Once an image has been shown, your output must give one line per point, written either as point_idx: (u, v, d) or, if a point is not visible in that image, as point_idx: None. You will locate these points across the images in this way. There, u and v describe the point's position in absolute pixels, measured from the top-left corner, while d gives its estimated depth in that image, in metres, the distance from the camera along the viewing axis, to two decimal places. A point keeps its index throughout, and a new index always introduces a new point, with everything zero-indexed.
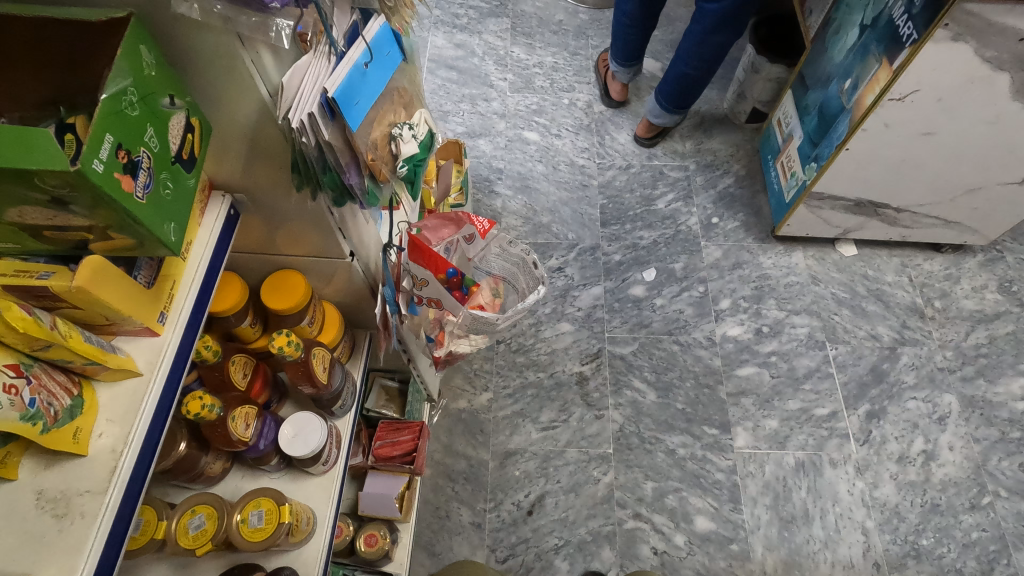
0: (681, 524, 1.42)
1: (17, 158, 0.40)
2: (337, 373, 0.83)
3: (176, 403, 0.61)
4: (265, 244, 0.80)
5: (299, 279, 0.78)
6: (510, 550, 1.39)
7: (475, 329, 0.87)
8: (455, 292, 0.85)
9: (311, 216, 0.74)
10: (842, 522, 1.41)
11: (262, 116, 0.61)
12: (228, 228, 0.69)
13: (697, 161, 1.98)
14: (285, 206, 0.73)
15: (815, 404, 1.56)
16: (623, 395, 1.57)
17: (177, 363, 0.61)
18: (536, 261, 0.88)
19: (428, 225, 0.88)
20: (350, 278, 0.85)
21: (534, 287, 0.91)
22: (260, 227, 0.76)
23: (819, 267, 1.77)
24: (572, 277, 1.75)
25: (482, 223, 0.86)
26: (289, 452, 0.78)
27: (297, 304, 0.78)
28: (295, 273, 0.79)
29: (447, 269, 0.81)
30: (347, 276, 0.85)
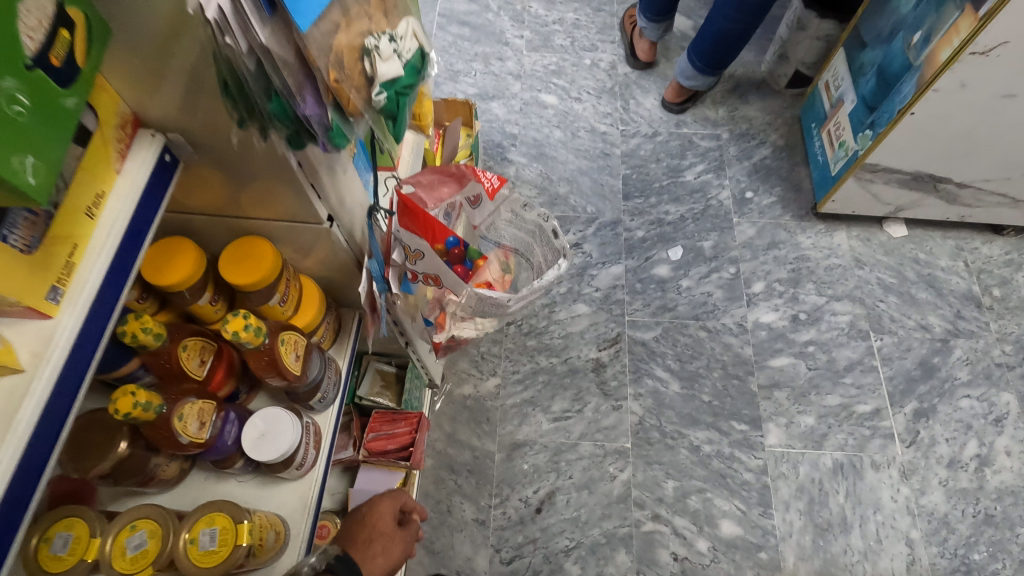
0: (705, 528, 1.29)
1: None
2: (313, 362, 0.70)
3: (74, 402, 0.48)
4: (227, 204, 0.65)
5: (267, 247, 0.64)
6: (516, 550, 1.27)
7: (482, 310, 0.72)
8: (457, 265, 0.71)
9: (272, 164, 0.58)
10: (884, 531, 1.28)
11: (174, 14, 0.45)
12: (158, 179, 0.55)
13: (731, 130, 1.80)
14: (238, 148, 0.58)
15: (856, 401, 1.41)
16: (644, 385, 1.43)
17: (75, 350, 0.48)
18: (557, 229, 0.73)
19: (422, 182, 0.73)
20: (331, 248, 0.71)
21: (553, 261, 0.74)
22: (213, 180, 0.62)
23: (864, 249, 1.60)
24: (590, 254, 1.60)
25: (490, 180, 0.71)
26: (253, 455, 0.65)
27: (264, 278, 0.63)
28: (261, 240, 0.64)
29: (447, 238, 0.66)
30: (328, 243, 0.70)
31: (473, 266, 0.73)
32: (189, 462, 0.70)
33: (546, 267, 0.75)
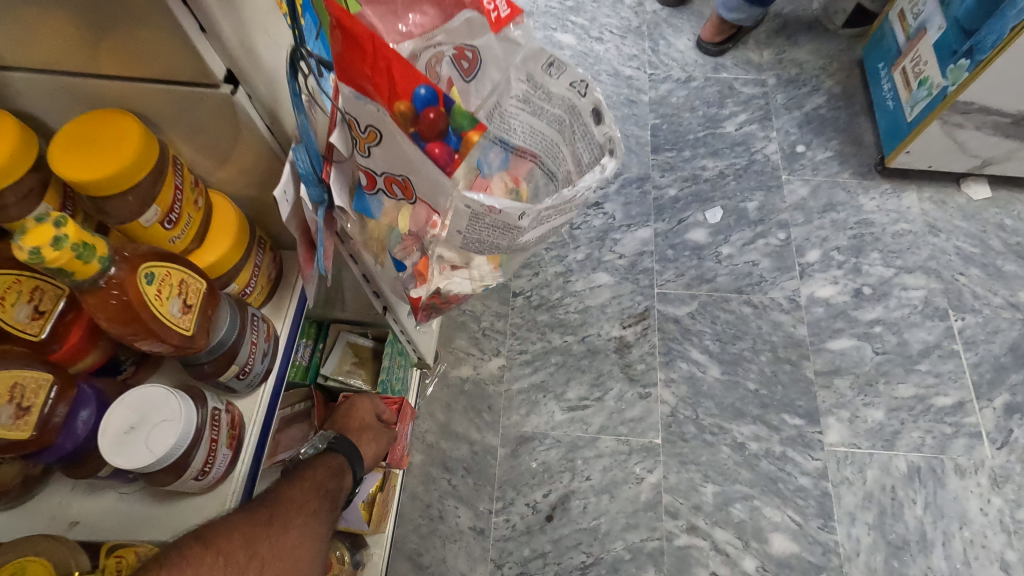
0: (752, 543, 1.06)
1: None
2: (223, 317, 0.46)
3: None
4: (64, 60, 0.39)
5: (132, 126, 0.39)
6: (522, 567, 1.05)
7: (481, 245, 0.50)
8: (436, 146, 0.43)
9: None
10: (973, 552, 1.05)
11: None
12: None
13: (778, 75, 1.54)
14: None
15: (935, 392, 1.17)
16: (677, 369, 1.20)
17: None
18: (601, 106, 0.50)
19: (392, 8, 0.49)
20: (252, 143, 0.46)
21: (591, 164, 0.54)
22: (21, 11, 0.36)
23: (939, 213, 1.35)
24: (613, 214, 1.35)
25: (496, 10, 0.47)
26: (114, 459, 0.41)
27: (125, 174, 0.38)
28: (126, 116, 0.39)
29: (416, 88, 0.39)
30: (242, 136, 0.45)
31: (461, 150, 0.44)
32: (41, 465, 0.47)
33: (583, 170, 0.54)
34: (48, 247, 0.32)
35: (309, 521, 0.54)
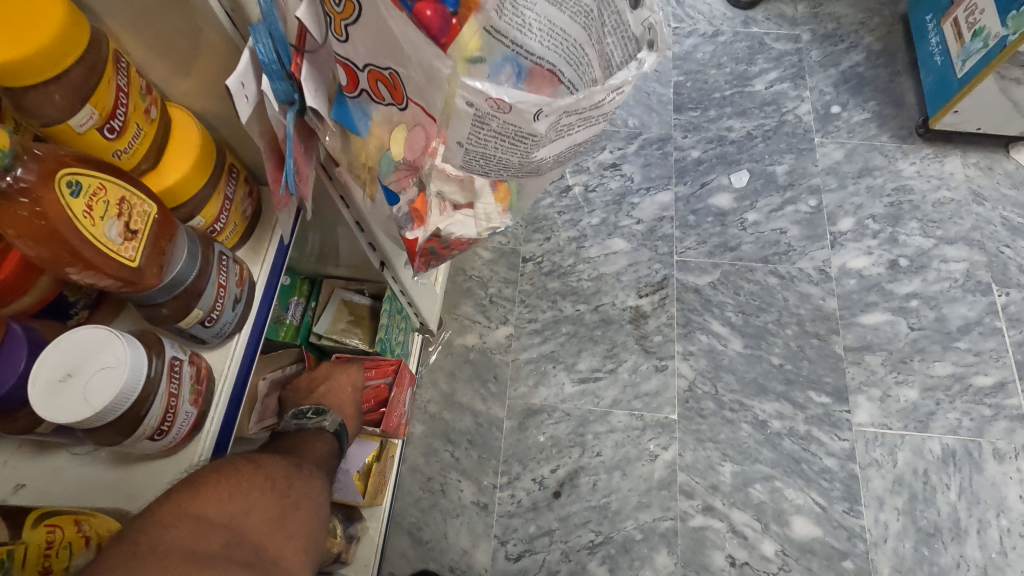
0: (772, 527, 1.00)
1: None
2: (179, 249, 0.39)
3: None
4: None
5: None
6: (527, 544, 0.99)
7: (487, 163, 0.42)
8: (427, 5, 0.33)
9: None
10: (1011, 541, 0.97)
11: None
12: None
13: (812, 30, 1.42)
14: None
15: (974, 371, 1.09)
16: (696, 342, 1.12)
17: None
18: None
19: None
20: (209, 38, 0.38)
21: (623, 65, 0.41)
22: None
23: (985, 180, 1.25)
24: (630, 177, 1.26)
25: None
26: (41, 409, 0.34)
27: (41, 56, 0.31)
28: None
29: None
30: (196, 30, 0.37)
31: (459, 10, 0.36)
32: None
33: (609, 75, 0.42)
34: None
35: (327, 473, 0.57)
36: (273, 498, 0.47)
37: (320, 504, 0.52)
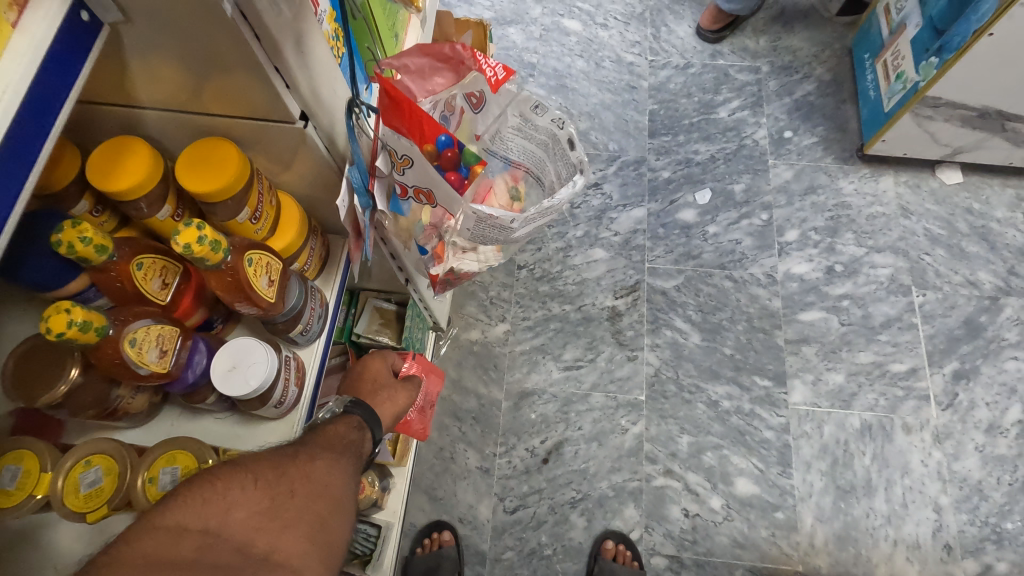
0: (720, 485, 1.23)
1: None
2: (292, 288, 0.62)
3: None
4: (182, 98, 0.53)
5: (231, 149, 0.54)
6: (520, 500, 1.23)
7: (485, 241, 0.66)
8: (449, 173, 0.59)
9: (225, 51, 0.46)
10: (911, 496, 1.21)
11: None
12: (75, 40, 0.40)
13: (772, 62, 1.63)
14: (180, 31, 0.45)
15: (891, 359, 1.31)
16: (662, 335, 1.35)
17: None
18: (572, 138, 0.64)
19: (411, 67, 0.62)
20: (312, 160, 0.61)
21: (568, 179, 0.69)
22: (162, 72, 0.50)
23: (912, 197, 1.46)
24: (610, 195, 1.48)
25: (494, 71, 0.59)
26: (221, 389, 0.57)
27: (228, 189, 0.54)
28: (227, 141, 0.54)
29: (438, 137, 0.55)
30: (307, 156, 0.60)
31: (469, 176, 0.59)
32: (160, 396, 0.64)
33: (558, 187, 0.69)
34: (196, 243, 0.48)
35: (340, 457, 0.63)
36: (258, 493, 0.54)
37: (317, 489, 0.58)
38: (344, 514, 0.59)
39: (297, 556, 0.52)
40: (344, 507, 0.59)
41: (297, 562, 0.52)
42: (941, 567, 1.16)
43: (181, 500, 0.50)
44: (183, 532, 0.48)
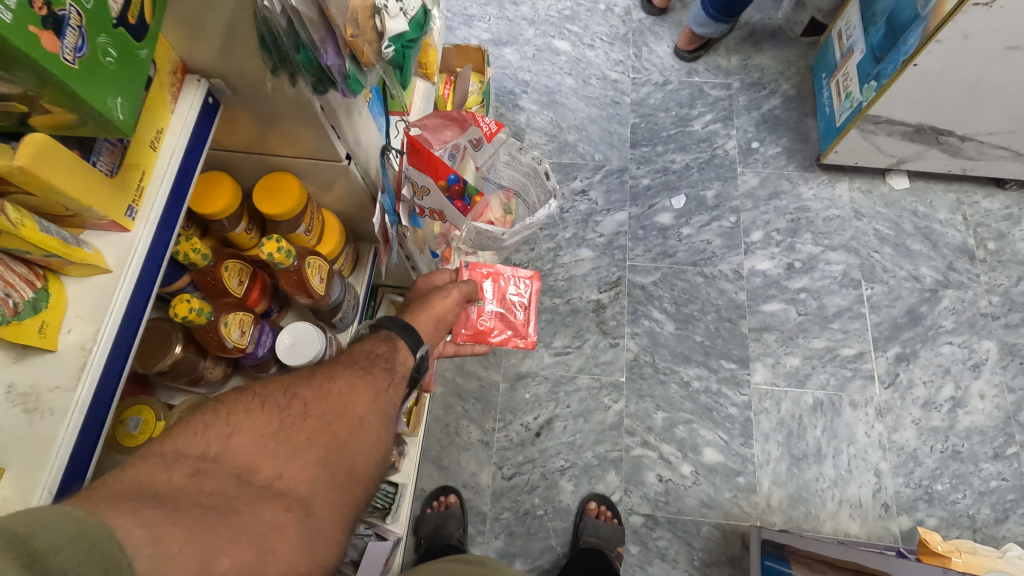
0: (689, 454, 1.41)
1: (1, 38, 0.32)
2: (336, 284, 0.81)
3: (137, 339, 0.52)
4: (258, 143, 0.73)
5: (293, 182, 0.73)
6: (516, 468, 1.41)
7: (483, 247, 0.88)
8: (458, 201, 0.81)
9: (297, 117, 0.66)
10: (855, 462, 1.39)
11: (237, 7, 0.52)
12: (204, 117, 0.59)
13: (742, 79, 1.80)
14: (268, 106, 0.64)
15: (842, 344, 1.49)
16: (641, 325, 1.53)
17: (140, 290, 0.52)
18: (547, 172, 0.86)
19: (429, 125, 0.86)
20: (350, 186, 0.80)
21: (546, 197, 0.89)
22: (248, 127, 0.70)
23: (864, 200, 1.64)
24: (595, 201, 1.66)
25: (488, 125, 0.83)
26: (285, 360, 0.76)
27: (292, 211, 0.73)
28: (290, 175, 0.74)
29: (449, 175, 0.75)
30: (347, 184, 0.80)
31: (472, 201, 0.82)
32: (230, 368, 0.82)
33: (540, 206, 0.92)
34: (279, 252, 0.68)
35: (359, 375, 0.68)
36: (268, 418, 0.58)
37: (330, 412, 0.62)
38: (360, 432, 0.63)
39: (307, 474, 0.55)
40: (360, 425, 0.63)
41: (305, 481, 0.55)
42: (879, 522, 1.34)
43: (182, 429, 0.53)
44: (181, 457, 0.50)
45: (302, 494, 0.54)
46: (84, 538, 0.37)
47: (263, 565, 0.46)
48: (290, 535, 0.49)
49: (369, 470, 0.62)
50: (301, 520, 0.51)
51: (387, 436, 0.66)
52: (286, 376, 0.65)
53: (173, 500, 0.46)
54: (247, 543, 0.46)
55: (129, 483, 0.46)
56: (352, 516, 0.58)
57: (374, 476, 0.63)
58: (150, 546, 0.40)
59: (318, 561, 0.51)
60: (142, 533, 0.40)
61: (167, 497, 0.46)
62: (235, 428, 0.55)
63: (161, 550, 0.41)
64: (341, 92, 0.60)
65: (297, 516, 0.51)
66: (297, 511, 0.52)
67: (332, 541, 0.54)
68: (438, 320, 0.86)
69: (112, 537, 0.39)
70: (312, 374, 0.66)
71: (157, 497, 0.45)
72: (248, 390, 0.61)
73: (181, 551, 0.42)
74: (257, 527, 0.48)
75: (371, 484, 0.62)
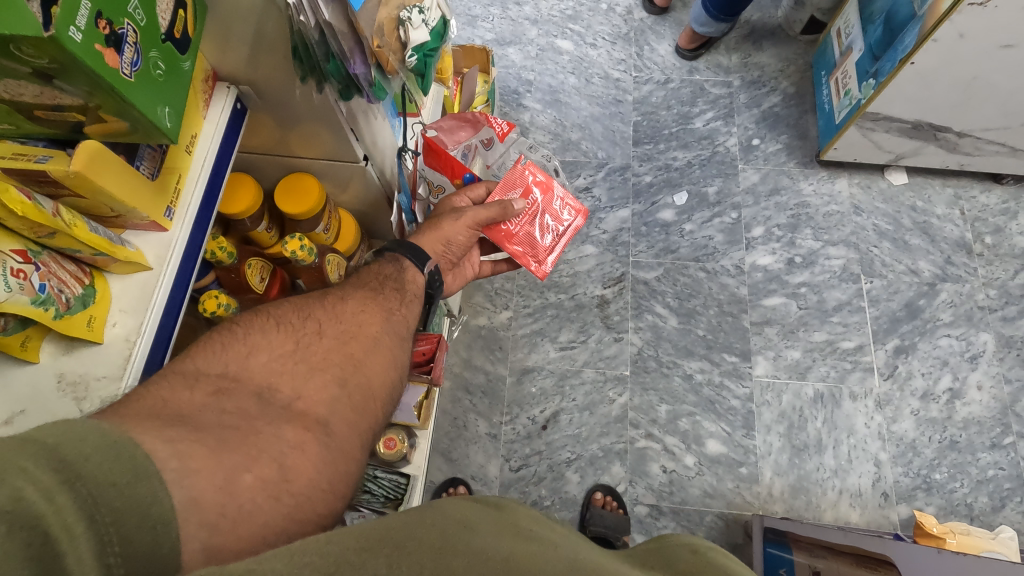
0: (693, 446, 1.44)
1: (73, 64, 0.41)
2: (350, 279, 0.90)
3: (176, 330, 0.59)
4: (279, 145, 0.80)
5: (313, 184, 0.81)
6: (523, 460, 1.44)
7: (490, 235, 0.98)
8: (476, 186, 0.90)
9: (319, 123, 0.73)
10: (855, 453, 1.42)
11: (265, 29, 0.59)
12: (233, 122, 0.68)
13: (742, 77, 1.83)
14: (292, 112, 0.72)
15: (842, 337, 1.52)
16: (644, 319, 1.56)
17: (177, 286, 0.60)
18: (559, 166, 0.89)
19: (445, 127, 0.91)
20: (365, 182, 0.88)
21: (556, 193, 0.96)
22: (268, 131, 0.77)
23: (864, 196, 1.67)
24: (599, 198, 1.69)
25: (499, 126, 0.90)
26: None
27: (310, 210, 0.81)
28: (309, 177, 0.82)
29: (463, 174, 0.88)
30: (361, 181, 0.88)
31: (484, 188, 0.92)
32: None
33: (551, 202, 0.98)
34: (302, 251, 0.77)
35: (367, 299, 0.72)
36: (281, 339, 0.61)
37: (342, 335, 0.65)
38: (373, 352, 0.66)
39: (324, 394, 0.58)
40: (372, 346, 0.67)
41: (322, 402, 0.58)
42: (879, 511, 1.37)
43: (202, 350, 0.57)
44: (204, 376, 0.54)
45: (319, 414, 0.57)
46: (110, 448, 0.40)
47: (286, 481, 0.50)
48: (309, 452, 0.53)
49: (384, 387, 0.65)
50: (320, 438, 0.55)
51: (399, 354, 0.70)
52: (300, 300, 0.68)
53: (198, 422, 0.49)
54: (269, 462, 0.50)
55: (153, 400, 0.50)
56: (372, 430, 0.61)
57: (391, 393, 0.66)
58: (175, 460, 0.44)
59: (340, 475, 0.55)
60: (167, 449, 0.44)
61: (191, 420, 0.49)
62: (253, 349, 0.59)
63: (187, 466, 0.44)
64: (366, 97, 0.70)
65: (316, 436, 0.54)
66: (317, 431, 0.55)
67: (352, 454, 0.57)
68: (449, 242, 0.84)
69: (138, 448, 0.42)
70: (323, 300, 0.69)
71: (181, 417, 0.49)
72: (265, 312, 0.65)
73: (204, 467, 0.45)
74: (276, 447, 0.51)
75: (388, 400, 0.65)
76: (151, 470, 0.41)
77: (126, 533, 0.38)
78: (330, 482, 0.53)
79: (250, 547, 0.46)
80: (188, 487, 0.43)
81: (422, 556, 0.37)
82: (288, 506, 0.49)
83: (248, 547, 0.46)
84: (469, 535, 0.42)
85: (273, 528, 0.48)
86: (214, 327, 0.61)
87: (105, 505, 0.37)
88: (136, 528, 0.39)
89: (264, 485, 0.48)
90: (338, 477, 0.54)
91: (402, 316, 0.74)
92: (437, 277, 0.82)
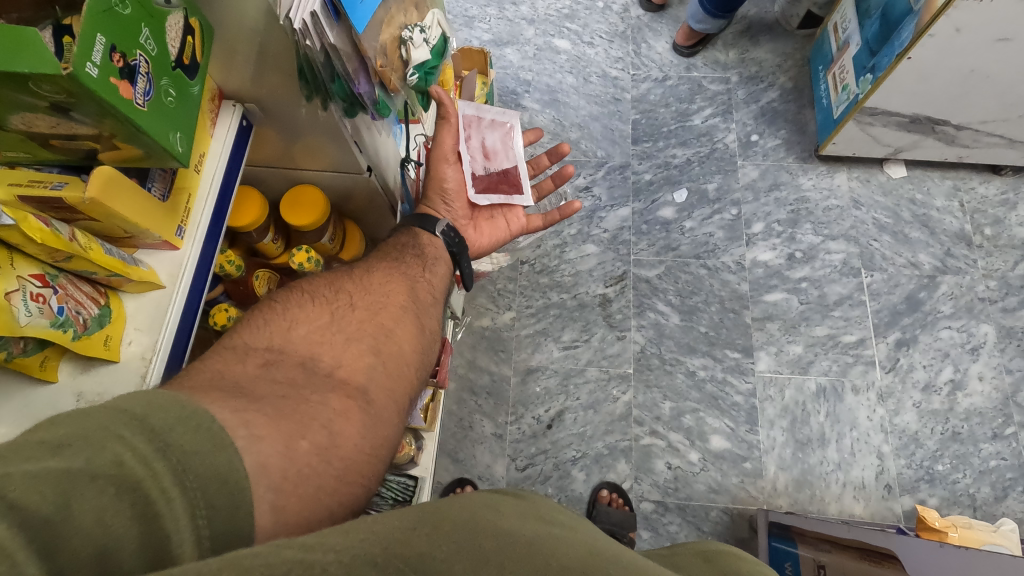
0: (696, 442, 1.46)
1: (94, 99, 0.42)
2: None
3: (187, 350, 0.61)
4: (282, 157, 0.81)
5: (317, 195, 0.83)
6: (529, 459, 1.46)
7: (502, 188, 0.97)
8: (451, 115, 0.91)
9: (323, 137, 0.75)
10: (858, 446, 1.43)
11: (271, 50, 0.60)
12: (240, 140, 0.69)
13: (740, 73, 1.83)
14: (296, 127, 0.73)
15: (843, 331, 1.53)
16: (646, 317, 1.57)
17: (189, 305, 0.61)
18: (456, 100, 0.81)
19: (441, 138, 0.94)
20: (368, 191, 0.89)
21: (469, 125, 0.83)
22: (267, 146, 0.78)
23: (863, 190, 1.67)
24: (599, 197, 1.69)
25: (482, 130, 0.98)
26: None
27: (315, 220, 0.83)
28: (312, 189, 0.84)
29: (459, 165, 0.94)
30: (362, 189, 0.89)
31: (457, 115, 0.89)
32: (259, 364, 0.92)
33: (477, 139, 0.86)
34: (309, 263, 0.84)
35: (392, 268, 0.73)
36: (318, 311, 0.62)
37: (375, 305, 0.66)
38: (403, 320, 0.67)
39: (361, 362, 0.60)
40: (401, 314, 0.68)
41: (360, 370, 0.59)
42: (883, 503, 1.38)
43: (246, 327, 0.59)
44: (251, 348, 0.56)
45: (359, 382, 0.58)
46: (192, 418, 0.43)
47: (334, 447, 0.51)
48: (353, 419, 0.54)
49: (417, 353, 0.66)
50: (361, 406, 0.56)
51: (426, 321, 0.71)
52: (328, 276, 0.69)
53: (255, 392, 0.51)
54: (319, 429, 0.51)
55: (210, 374, 0.52)
56: (409, 395, 0.63)
57: (423, 359, 0.67)
58: (243, 429, 0.46)
59: (381, 441, 0.56)
60: (235, 419, 0.46)
61: (248, 391, 0.51)
62: (293, 322, 0.60)
63: (254, 433, 0.46)
64: (369, 113, 0.72)
65: (357, 404, 0.56)
66: (358, 399, 0.56)
67: (391, 419, 0.59)
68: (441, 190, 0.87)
69: (213, 420, 0.44)
70: (350, 273, 0.70)
71: (238, 388, 0.50)
72: (298, 288, 0.65)
73: (268, 434, 0.47)
74: (324, 415, 0.52)
75: (422, 365, 0.67)
76: (227, 441, 0.43)
77: (210, 495, 0.41)
78: (373, 447, 0.55)
79: (309, 509, 0.48)
80: (257, 453, 0.45)
81: (456, 538, 0.37)
82: (338, 469, 0.51)
83: (307, 508, 0.48)
84: (496, 518, 0.41)
85: (326, 489, 0.50)
86: (252, 307, 0.62)
87: (192, 471, 0.40)
88: (218, 491, 0.41)
89: (318, 450, 0.50)
90: (379, 442, 0.56)
91: (426, 282, 0.75)
92: (455, 236, 0.83)
